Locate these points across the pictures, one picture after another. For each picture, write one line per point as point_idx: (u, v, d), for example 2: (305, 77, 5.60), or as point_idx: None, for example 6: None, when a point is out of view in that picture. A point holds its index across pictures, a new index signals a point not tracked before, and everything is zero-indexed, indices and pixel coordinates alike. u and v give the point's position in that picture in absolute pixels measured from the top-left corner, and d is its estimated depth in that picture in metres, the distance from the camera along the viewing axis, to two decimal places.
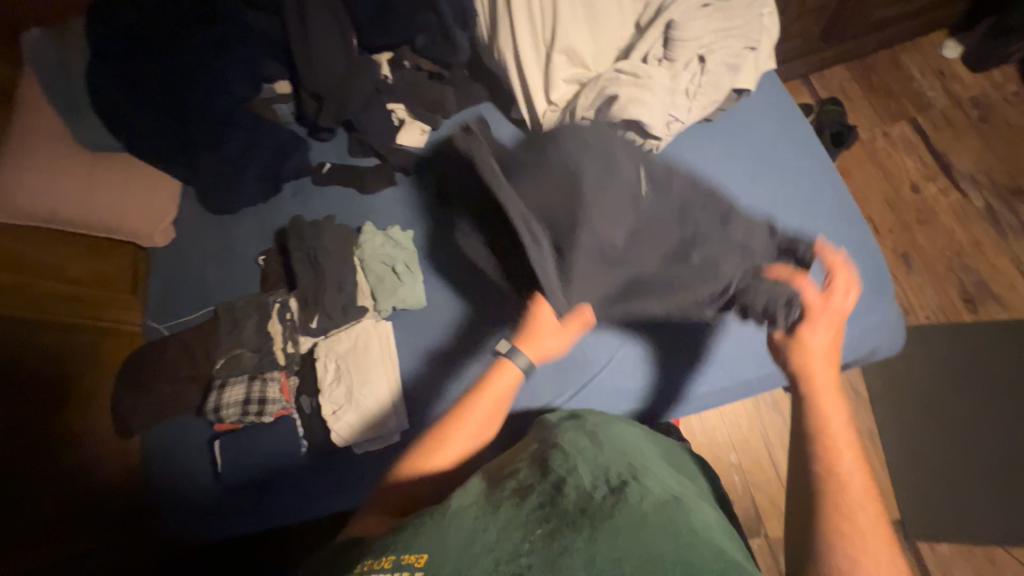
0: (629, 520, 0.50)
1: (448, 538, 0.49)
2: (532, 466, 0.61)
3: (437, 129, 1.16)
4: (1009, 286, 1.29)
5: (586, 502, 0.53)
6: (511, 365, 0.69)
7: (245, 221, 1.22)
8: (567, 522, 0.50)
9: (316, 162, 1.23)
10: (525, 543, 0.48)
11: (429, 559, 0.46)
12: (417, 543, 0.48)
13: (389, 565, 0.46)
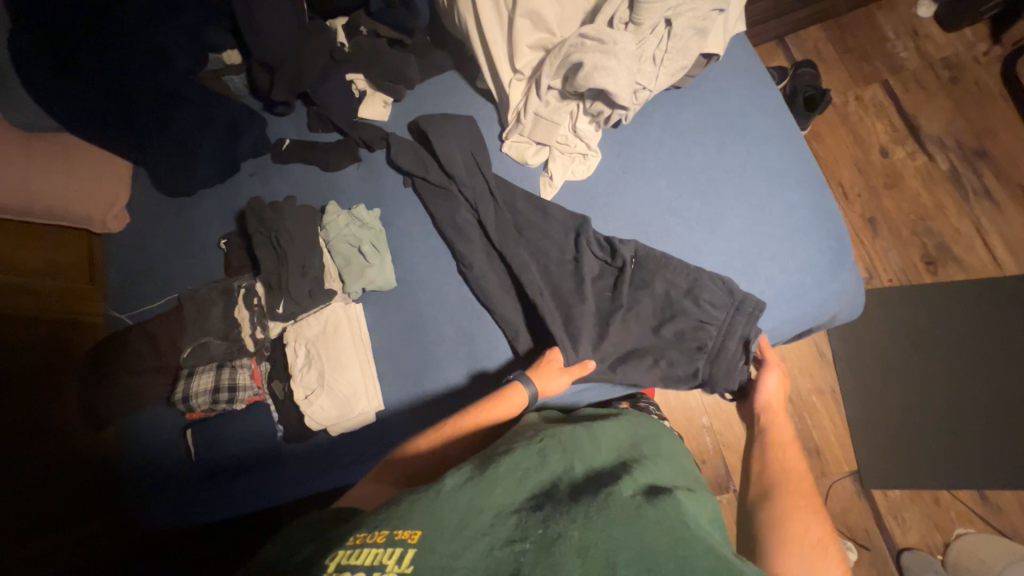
0: (622, 510, 0.51)
1: (440, 520, 0.51)
2: (527, 447, 0.61)
3: (400, 101, 1.10)
4: (969, 247, 1.33)
5: (580, 493, 0.54)
6: (521, 390, 0.78)
7: (205, 204, 1.17)
8: (561, 511, 0.52)
9: (274, 138, 1.17)
10: (521, 531, 0.50)
11: (421, 538, 0.49)
12: (409, 519, 0.51)
13: (382, 540, 0.49)
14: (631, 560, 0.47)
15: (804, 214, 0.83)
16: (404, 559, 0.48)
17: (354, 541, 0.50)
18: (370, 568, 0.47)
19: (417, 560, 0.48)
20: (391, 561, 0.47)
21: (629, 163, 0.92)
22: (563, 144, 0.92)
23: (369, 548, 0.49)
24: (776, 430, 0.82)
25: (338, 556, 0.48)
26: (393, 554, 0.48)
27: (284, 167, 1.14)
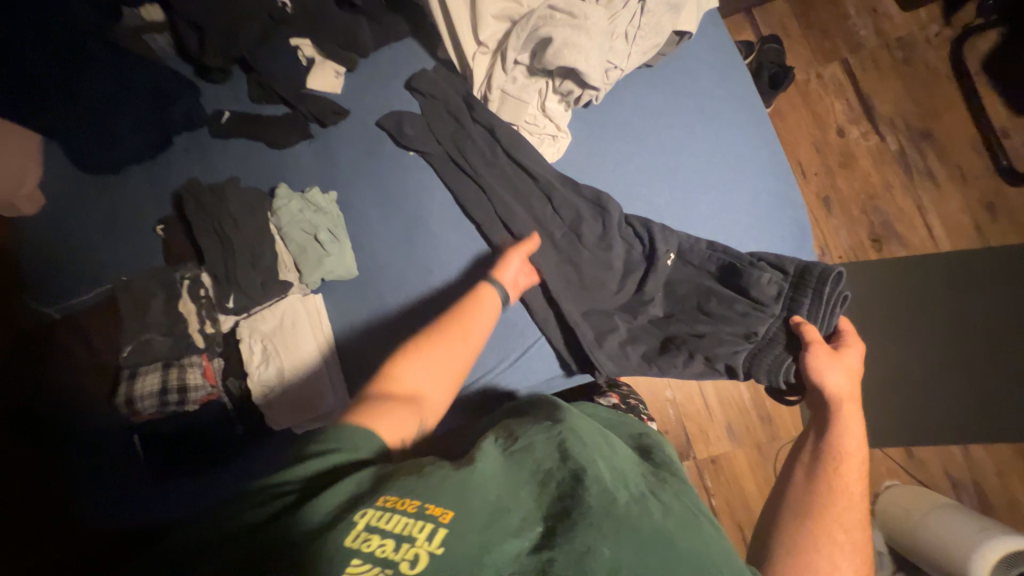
0: (653, 537, 0.48)
1: (470, 511, 0.48)
2: (548, 439, 0.57)
3: (353, 71, 1.01)
4: (911, 225, 1.41)
5: (611, 505, 0.49)
6: (486, 292, 0.79)
7: (133, 183, 1.04)
8: (596, 520, 0.48)
9: (209, 109, 1.05)
10: (549, 539, 0.48)
11: (454, 520, 0.47)
12: (441, 496, 0.49)
13: (412, 510, 0.47)
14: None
15: (766, 204, 0.84)
16: (435, 537, 0.46)
17: (386, 503, 0.48)
18: (399, 537, 0.46)
19: (447, 542, 0.45)
20: (421, 536, 0.46)
21: (597, 146, 0.89)
22: (531, 124, 0.89)
23: (400, 517, 0.47)
24: (839, 440, 0.65)
25: (369, 515, 0.47)
26: (423, 530, 0.46)
27: (224, 142, 1.03)
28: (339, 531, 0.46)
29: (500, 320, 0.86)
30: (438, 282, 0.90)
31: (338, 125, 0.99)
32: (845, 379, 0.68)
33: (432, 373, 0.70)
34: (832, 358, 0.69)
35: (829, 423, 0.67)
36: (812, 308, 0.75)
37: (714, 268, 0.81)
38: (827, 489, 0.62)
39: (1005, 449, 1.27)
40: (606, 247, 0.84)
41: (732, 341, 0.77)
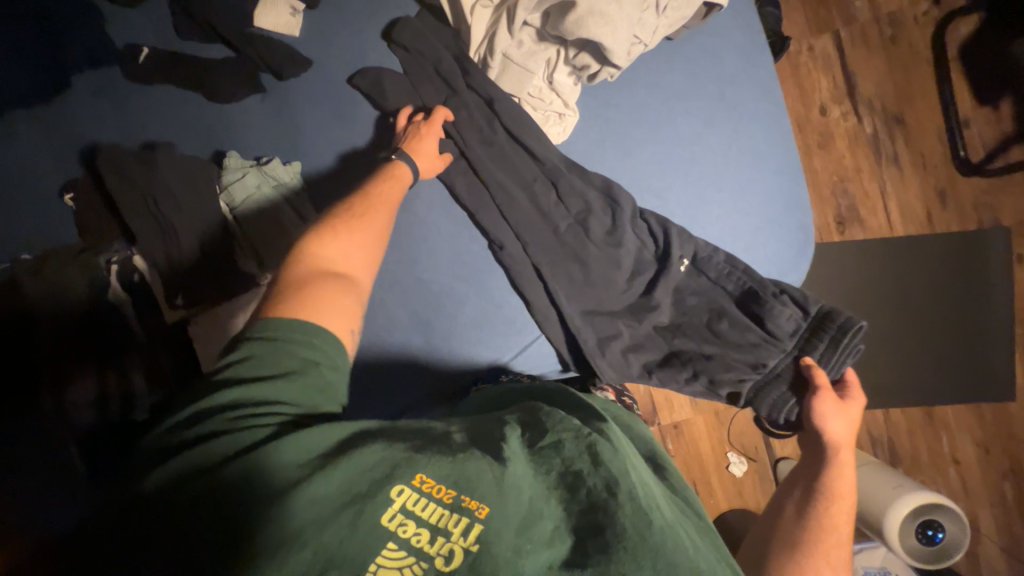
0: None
1: (506, 512, 0.47)
2: (579, 442, 0.53)
3: (314, 9, 0.84)
4: (873, 210, 1.47)
5: (648, 531, 0.47)
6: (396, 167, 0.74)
7: (21, 132, 0.81)
8: (622, 547, 0.46)
9: (120, 42, 0.83)
10: (580, 556, 0.47)
11: (489, 517, 0.46)
12: (479, 490, 0.47)
13: (449, 501, 0.47)
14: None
15: (777, 204, 0.85)
16: (470, 532, 0.46)
17: (422, 487, 0.47)
18: (434, 528, 0.46)
19: (482, 541, 0.45)
20: (456, 531, 0.46)
21: (608, 128, 0.82)
22: (535, 98, 0.79)
23: (439, 508, 0.46)
24: (833, 485, 0.71)
25: (406, 497, 0.46)
26: (458, 524, 0.46)
27: (147, 88, 0.82)
28: (378, 508, 0.45)
29: (496, 318, 0.81)
30: (426, 274, 0.81)
31: (298, 81, 0.83)
32: (844, 426, 0.75)
33: (351, 251, 0.67)
34: (839, 405, 0.75)
35: (826, 468, 0.73)
36: (824, 352, 0.79)
37: (733, 286, 0.81)
38: (817, 527, 0.68)
39: (918, 413, 1.46)
40: (613, 245, 0.80)
41: (737, 363, 0.79)
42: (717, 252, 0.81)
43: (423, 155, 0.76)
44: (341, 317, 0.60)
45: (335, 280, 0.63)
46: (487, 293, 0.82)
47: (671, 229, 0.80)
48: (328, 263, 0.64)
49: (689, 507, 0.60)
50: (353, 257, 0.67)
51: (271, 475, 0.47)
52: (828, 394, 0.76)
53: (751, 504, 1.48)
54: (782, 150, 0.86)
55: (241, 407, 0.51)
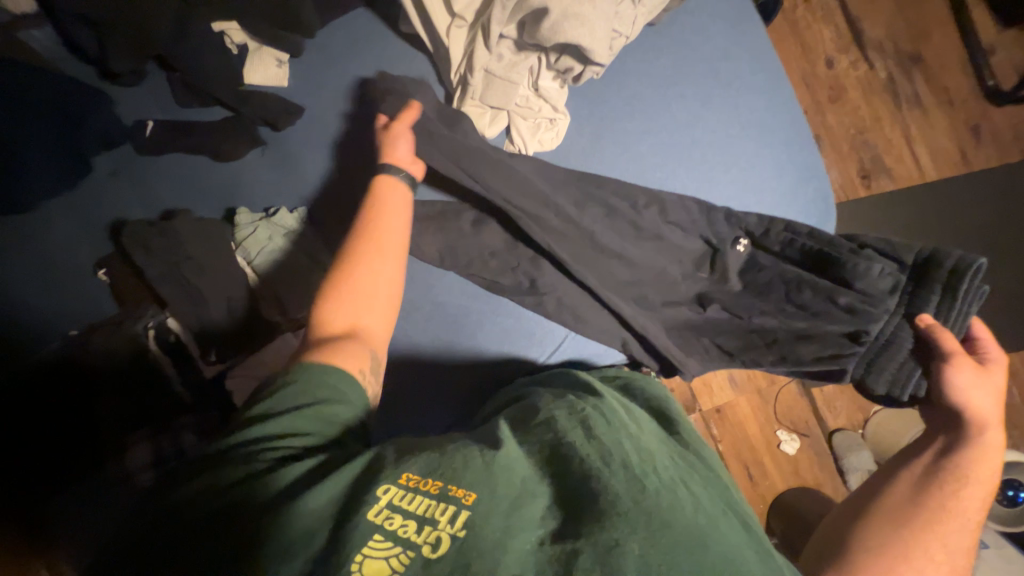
0: (686, 533, 0.41)
1: (495, 495, 0.44)
2: (571, 415, 0.53)
3: (298, 58, 0.86)
4: (899, 158, 1.38)
5: (642, 497, 0.43)
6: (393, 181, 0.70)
7: (55, 221, 0.87)
8: (618, 506, 0.43)
9: (127, 120, 0.88)
10: (572, 528, 0.42)
11: (477, 502, 0.43)
12: (464, 477, 0.45)
13: (434, 492, 0.44)
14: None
15: (791, 176, 0.85)
16: (456, 520, 0.42)
17: (409, 482, 0.45)
18: (422, 519, 0.43)
19: (469, 525, 0.42)
20: (444, 519, 0.42)
21: (603, 126, 0.83)
22: (524, 108, 0.79)
23: (424, 499, 0.44)
24: (969, 464, 0.61)
25: (392, 492, 0.44)
26: (445, 512, 0.43)
27: (159, 158, 0.87)
28: (365, 504, 0.43)
29: (516, 330, 0.83)
30: (442, 297, 0.82)
31: (294, 128, 0.85)
32: (982, 399, 0.64)
33: (364, 301, 0.62)
34: (979, 370, 0.66)
35: (975, 447, 0.62)
36: (940, 305, 0.72)
37: (795, 252, 0.79)
38: (937, 505, 0.58)
39: None
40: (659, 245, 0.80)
41: (827, 338, 0.76)
42: (776, 225, 0.80)
43: (402, 162, 0.72)
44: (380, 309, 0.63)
45: (346, 343, 0.58)
46: (503, 307, 0.83)
47: (719, 220, 0.82)
48: (336, 327, 0.59)
49: (700, 463, 0.54)
50: (366, 308, 0.62)
51: (268, 492, 0.45)
52: (965, 359, 0.67)
53: (810, 481, 1.41)
54: (787, 121, 0.87)
55: (223, 459, 0.48)
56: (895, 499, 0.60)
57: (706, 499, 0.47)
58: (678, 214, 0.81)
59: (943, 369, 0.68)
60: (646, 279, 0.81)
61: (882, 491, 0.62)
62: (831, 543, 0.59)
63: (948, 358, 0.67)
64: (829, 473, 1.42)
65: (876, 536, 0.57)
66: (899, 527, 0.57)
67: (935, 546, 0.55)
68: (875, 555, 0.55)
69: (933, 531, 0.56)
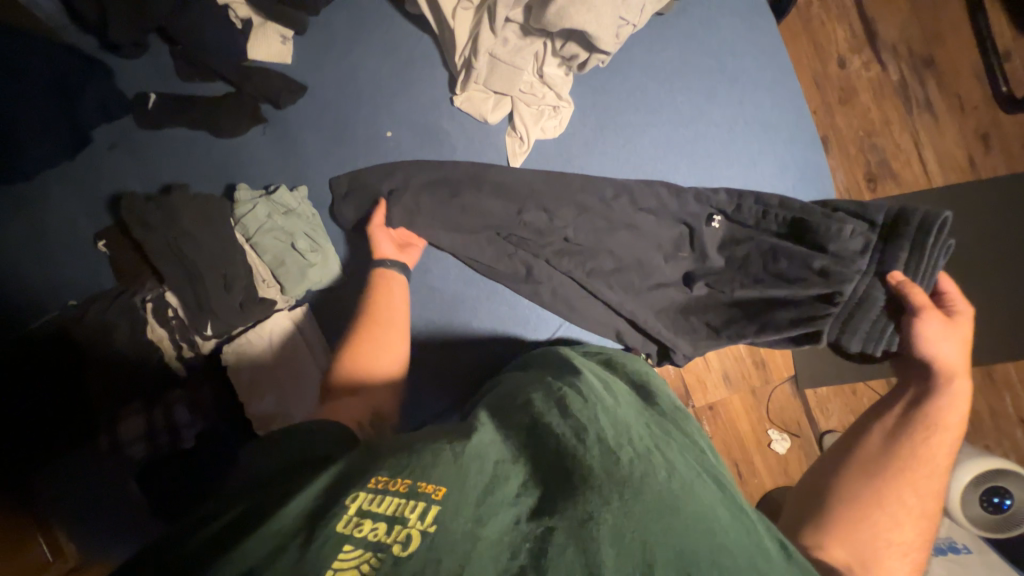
0: (658, 500, 0.41)
1: (467, 482, 0.42)
2: (548, 399, 0.54)
3: (303, 36, 0.86)
4: (906, 162, 1.36)
5: (618, 473, 0.43)
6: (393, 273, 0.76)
7: (56, 192, 0.87)
8: (592, 485, 0.42)
9: (129, 93, 0.87)
10: (548, 503, 0.41)
11: (447, 496, 0.41)
12: (434, 472, 0.43)
13: (402, 489, 0.41)
14: (670, 563, 0.37)
15: (793, 175, 0.85)
16: (427, 515, 0.39)
17: (377, 485, 0.42)
18: (392, 518, 0.39)
19: (440, 519, 0.39)
20: (413, 515, 0.39)
21: (605, 117, 0.83)
22: (528, 94, 0.78)
23: (392, 498, 0.41)
24: (940, 411, 0.62)
25: (360, 498, 0.41)
26: (415, 509, 0.40)
27: (160, 132, 0.86)
28: (332, 514, 0.40)
29: (509, 318, 0.85)
30: (437, 283, 0.84)
31: (296, 106, 0.85)
32: (947, 351, 0.65)
33: (373, 371, 0.67)
34: (948, 322, 0.66)
35: (937, 394, 0.64)
36: (909, 261, 0.70)
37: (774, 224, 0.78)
38: (911, 453, 0.60)
39: (975, 372, 1.36)
40: (644, 234, 0.79)
41: (805, 303, 0.74)
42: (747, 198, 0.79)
43: (386, 255, 0.77)
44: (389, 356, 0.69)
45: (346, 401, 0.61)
46: (497, 295, 0.85)
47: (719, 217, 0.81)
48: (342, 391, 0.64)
49: (678, 432, 0.54)
50: (370, 375, 0.66)
51: (211, 521, 0.44)
52: (933, 314, 0.66)
53: None
54: (792, 119, 0.86)
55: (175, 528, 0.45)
56: (870, 448, 0.62)
57: (682, 466, 0.47)
58: (679, 208, 0.80)
59: (914, 323, 0.67)
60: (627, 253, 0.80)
61: (858, 439, 0.64)
62: (806, 501, 0.61)
63: (918, 313, 0.67)
64: None
65: (849, 487, 0.59)
66: (869, 475, 0.59)
67: (908, 493, 0.57)
68: (847, 504, 0.57)
69: (905, 482, 0.58)
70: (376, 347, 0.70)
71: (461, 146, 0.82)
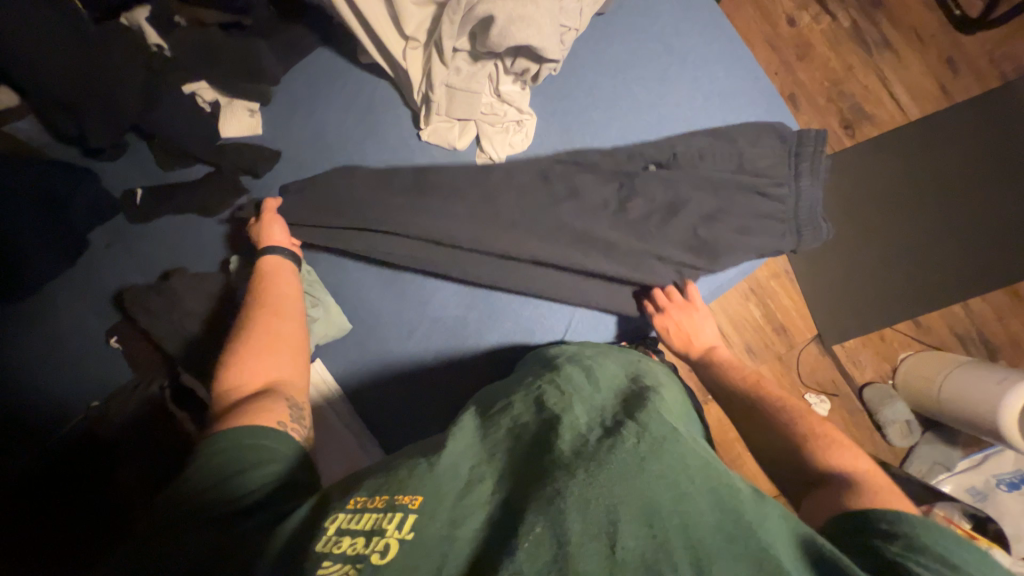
0: (622, 467, 0.43)
1: (442, 487, 0.44)
2: (526, 392, 0.55)
3: (269, 105, 0.89)
4: (878, 103, 1.36)
5: (584, 449, 0.46)
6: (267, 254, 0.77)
7: (64, 300, 0.91)
8: (559, 464, 0.44)
9: (119, 191, 0.92)
10: (521, 495, 0.43)
11: (424, 503, 0.43)
12: (411, 482, 0.45)
13: (382, 504, 0.44)
14: (633, 517, 0.40)
15: (764, 136, 0.86)
16: (404, 524, 0.41)
17: (355, 504, 0.44)
18: (371, 533, 0.42)
19: (418, 525, 0.41)
20: (391, 525, 0.42)
21: (569, 119, 0.85)
22: (489, 115, 0.81)
23: (370, 513, 0.43)
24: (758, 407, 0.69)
25: (338, 519, 0.43)
26: (393, 520, 0.42)
27: (151, 223, 0.90)
28: (312, 539, 0.42)
29: (515, 332, 0.85)
30: (439, 312, 0.85)
31: (273, 171, 0.87)
32: (687, 332, 0.81)
33: (267, 359, 0.66)
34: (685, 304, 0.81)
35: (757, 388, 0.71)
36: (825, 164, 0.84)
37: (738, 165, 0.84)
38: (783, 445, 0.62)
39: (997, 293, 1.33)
40: (640, 199, 0.81)
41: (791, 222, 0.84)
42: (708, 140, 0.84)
43: (279, 243, 0.78)
44: (273, 359, 0.66)
45: (262, 399, 0.61)
46: (500, 312, 0.85)
47: (697, 189, 0.83)
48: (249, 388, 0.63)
49: (657, 399, 0.55)
50: (270, 365, 0.66)
51: (222, 544, 0.45)
52: (664, 319, 0.81)
53: None
54: (748, 87, 0.89)
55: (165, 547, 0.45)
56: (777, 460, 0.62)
57: (654, 426, 0.49)
58: (653, 191, 0.82)
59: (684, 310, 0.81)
60: (619, 210, 0.82)
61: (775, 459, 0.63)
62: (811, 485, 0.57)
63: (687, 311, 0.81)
64: (866, 431, 1.37)
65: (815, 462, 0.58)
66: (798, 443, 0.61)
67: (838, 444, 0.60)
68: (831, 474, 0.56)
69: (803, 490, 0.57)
70: (271, 333, 0.69)
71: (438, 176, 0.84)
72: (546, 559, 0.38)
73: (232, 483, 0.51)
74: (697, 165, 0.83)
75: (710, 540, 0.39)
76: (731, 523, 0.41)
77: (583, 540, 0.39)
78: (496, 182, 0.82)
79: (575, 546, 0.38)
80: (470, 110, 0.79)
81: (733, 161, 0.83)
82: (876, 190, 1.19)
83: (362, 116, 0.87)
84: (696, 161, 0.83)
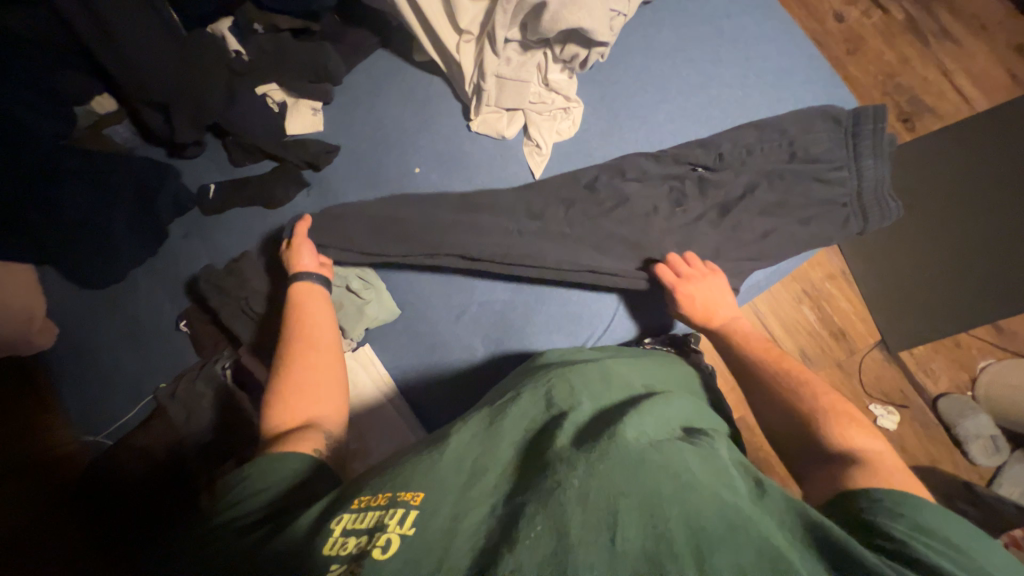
0: (622, 461, 0.42)
1: (445, 486, 0.44)
2: (535, 390, 0.54)
3: (329, 104, 0.95)
4: (940, 94, 1.29)
5: (585, 443, 0.45)
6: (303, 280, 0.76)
7: (140, 288, 0.98)
8: (558, 457, 0.44)
9: (195, 187, 1.00)
10: (522, 486, 0.43)
11: (426, 500, 0.43)
12: (415, 480, 0.45)
13: (384, 503, 0.44)
14: (632, 508, 0.38)
15: (819, 118, 0.84)
16: (406, 519, 0.42)
17: (360, 504, 0.45)
18: (373, 530, 0.42)
19: (421, 522, 0.41)
20: (393, 521, 0.42)
21: (615, 107, 0.88)
22: (538, 103, 0.85)
23: (372, 513, 0.43)
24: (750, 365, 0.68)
25: (343, 520, 0.44)
26: (395, 515, 0.42)
27: (220, 215, 0.97)
28: (321, 541, 0.43)
29: (561, 315, 0.85)
30: (486, 297, 0.86)
31: (332, 165, 0.93)
32: (708, 302, 0.74)
33: (309, 386, 0.65)
34: (707, 275, 0.76)
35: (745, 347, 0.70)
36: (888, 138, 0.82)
37: (789, 148, 0.82)
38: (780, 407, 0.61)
39: None
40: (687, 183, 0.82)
41: (853, 203, 0.81)
42: (757, 126, 0.84)
43: (307, 266, 0.77)
44: (308, 380, 0.66)
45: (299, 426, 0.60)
46: (546, 295, 0.85)
47: (747, 172, 0.82)
48: (291, 417, 0.63)
49: (665, 399, 0.54)
50: (309, 396, 0.65)
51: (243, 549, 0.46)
52: (685, 286, 0.75)
53: (924, 459, 1.23)
54: (796, 75, 0.89)
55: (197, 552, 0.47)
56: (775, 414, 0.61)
57: (649, 425, 0.48)
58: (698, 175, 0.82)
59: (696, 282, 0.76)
60: (666, 192, 0.83)
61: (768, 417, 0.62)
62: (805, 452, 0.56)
63: (707, 280, 0.75)
64: (946, 448, 1.24)
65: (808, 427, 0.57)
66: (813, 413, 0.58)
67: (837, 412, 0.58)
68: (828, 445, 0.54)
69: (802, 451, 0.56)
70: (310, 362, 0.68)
71: (485, 166, 0.88)
72: (544, 548, 0.37)
73: (259, 496, 0.52)
74: (746, 149, 0.83)
75: (708, 524, 0.37)
76: (731, 510, 0.39)
77: (583, 533, 0.37)
78: (537, 166, 0.86)
79: (574, 538, 0.37)
80: (519, 97, 0.83)
81: (784, 144, 0.82)
82: (943, 179, 1.11)
83: (416, 111, 0.92)
84: (743, 144, 0.83)
